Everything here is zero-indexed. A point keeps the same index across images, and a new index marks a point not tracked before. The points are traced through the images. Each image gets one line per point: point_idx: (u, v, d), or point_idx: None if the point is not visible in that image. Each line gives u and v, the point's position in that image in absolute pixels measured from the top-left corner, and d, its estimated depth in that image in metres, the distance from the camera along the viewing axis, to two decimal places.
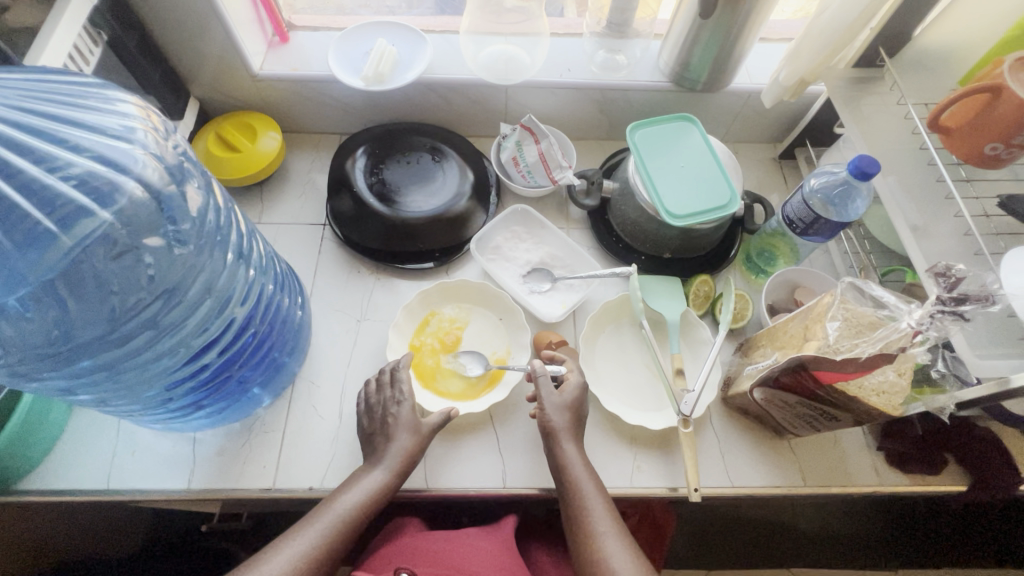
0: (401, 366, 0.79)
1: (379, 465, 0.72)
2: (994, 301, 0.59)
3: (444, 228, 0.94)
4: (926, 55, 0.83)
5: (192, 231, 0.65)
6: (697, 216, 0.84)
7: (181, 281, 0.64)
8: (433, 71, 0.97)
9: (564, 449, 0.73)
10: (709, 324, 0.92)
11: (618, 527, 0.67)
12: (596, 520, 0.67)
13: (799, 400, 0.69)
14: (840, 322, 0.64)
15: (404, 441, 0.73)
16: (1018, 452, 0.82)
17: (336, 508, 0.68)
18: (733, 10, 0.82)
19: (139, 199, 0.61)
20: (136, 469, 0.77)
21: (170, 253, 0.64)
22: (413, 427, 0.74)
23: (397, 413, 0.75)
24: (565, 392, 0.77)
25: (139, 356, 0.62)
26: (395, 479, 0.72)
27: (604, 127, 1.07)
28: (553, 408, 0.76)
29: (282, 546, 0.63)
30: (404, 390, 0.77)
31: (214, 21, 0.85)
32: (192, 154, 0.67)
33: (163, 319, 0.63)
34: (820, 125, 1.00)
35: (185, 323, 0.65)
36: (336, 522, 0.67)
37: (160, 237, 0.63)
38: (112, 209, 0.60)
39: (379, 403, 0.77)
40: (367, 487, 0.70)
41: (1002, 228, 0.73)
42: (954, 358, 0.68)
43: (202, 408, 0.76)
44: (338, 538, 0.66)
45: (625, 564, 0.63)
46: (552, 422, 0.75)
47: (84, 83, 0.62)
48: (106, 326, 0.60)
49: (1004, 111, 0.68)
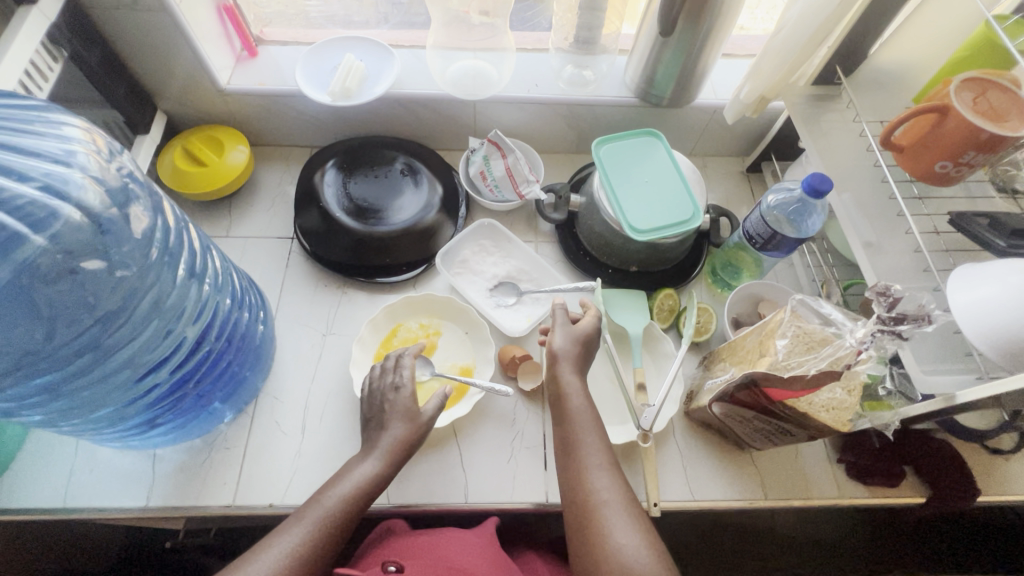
0: (406, 353, 0.81)
1: (372, 455, 0.72)
2: (931, 321, 0.59)
3: (412, 241, 0.95)
4: (881, 73, 0.85)
5: (134, 253, 0.64)
6: (660, 230, 0.85)
7: (125, 303, 0.64)
8: (401, 86, 0.97)
9: (563, 378, 0.74)
10: (674, 337, 0.93)
11: (606, 460, 0.67)
12: (587, 457, 0.67)
13: (755, 414, 0.69)
14: (788, 339, 0.64)
15: (397, 429, 0.73)
16: (975, 463, 0.83)
17: (327, 501, 0.67)
18: (693, 28, 0.83)
19: (77, 223, 0.60)
20: (93, 487, 0.76)
21: (111, 276, 0.63)
22: (410, 415, 0.74)
23: (394, 400, 0.76)
24: (575, 328, 0.77)
25: (81, 378, 0.62)
26: (388, 469, 0.71)
27: (574, 140, 1.08)
28: (567, 337, 0.76)
29: (269, 546, 0.62)
30: (405, 375, 0.78)
31: (180, 36, 0.85)
32: (139, 175, 0.66)
33: (105, 341, 0.63)
34: (783, 139, 1.01)
35: (131, 344, 0.65)
36: (321, 518, 0.65)
37: (100, 260, 0.62)
38: (47, 234, 0.59)
39: (378, 392, 0.78)
40: (361, 476, 0.69)
41: (951, 244, 0.74)
42: (903, 376, 0.70)
43: (157, 426, 0.75)
44: (325, 534, 0.64)
45: (614, 496, 0.64)
46: (558, 348, 0.76)
47: (28, 106, 0.62)
48: (42, 350, 0.59)
49: (953, 130, 0.69)
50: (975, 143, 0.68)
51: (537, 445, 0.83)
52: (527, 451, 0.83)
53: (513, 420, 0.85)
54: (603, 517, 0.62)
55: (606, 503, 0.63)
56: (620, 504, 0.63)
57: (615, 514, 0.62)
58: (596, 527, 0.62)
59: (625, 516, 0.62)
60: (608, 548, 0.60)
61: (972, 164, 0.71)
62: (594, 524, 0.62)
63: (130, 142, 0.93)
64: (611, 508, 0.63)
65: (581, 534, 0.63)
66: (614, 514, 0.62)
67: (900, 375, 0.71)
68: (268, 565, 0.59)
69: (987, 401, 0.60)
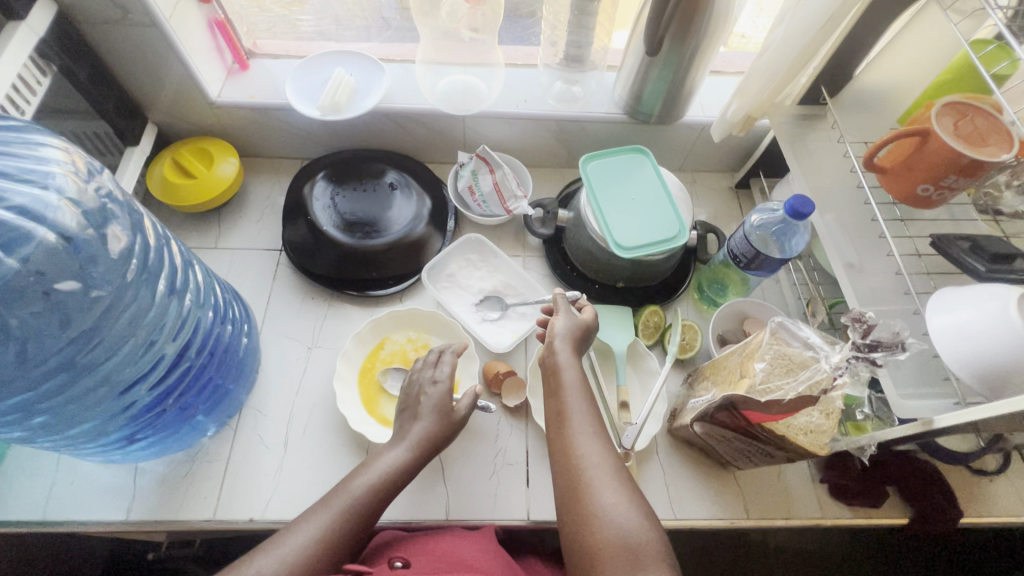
0: (448, 349, 0.82)
1: (402, 442, 0.73)
2: (904, 348, 0.60)
3: (401, 255, 0.95)
4: (866, 95, 0.85)
5: (110, 273, 0.64)
6: (645, 248, 0.84)
7: (101, 322, 0.64)
8: (391, 100, 0.98)
9: (559, 353, 0.74)
10: (659, 353, 0.93)
11: (593, 426, 0.68)
12: (575, 424, 0.68)
13: (735, 435, 0.69)
14: (766, 363, 0.64)
15: (429, 423, 0.74)
16: (959, 485, 0.83)
17: (350, 488, 0.67)
18: (680, 48, 0.84)
19: (51, 245, 0.59)
20: (74, 500, 0.76)
21: (86, 295, 0.62)
22: (444, 411, 0.75)
23: (430, 393, 0.77)
24: (577, 318, 0.78)
25: (56, 397, 0.62)
26: (416, 459, 0.71)
27: (563, 155, 1.09)
28: (567, 324, 0.77)
29: (289, 533, 0.62)
30: (444, 371, 0.79)
31: (169, 50, 0.86)
32: (117, 195, 0.66)
33: (82, 359, 0.63)
34: (770, 157, 1.02)
35: (109, 361, 0.65)
36: (343, 507, 0.65)
37: (75, 281, 0.61)
38: (19, 255, 0.57)
39: (416, 382, 0.79)
40: (387, 464, 0.70)
41: (932, 267, 0.74)
42: (881, 401, 0.74)
43: (135, 442, 0.75)
44: (347, 522, 0.64)
45: (601, 461, 0.65)
46: (558, 329, 0.77)
47: (7, 126, 0.61)
48: (17, 371, 0.58)
49: (934, 154, 0.69)
50: (956, 167, 0.68)
51: (519, 461, 0.83)
52: (509, 468, 0.83)
53: (496, 436, 0.85)
54: (591, 480, 0.63)
55: (593, 466, 0.64)
56: (605, 468, 0.64)
57: (601, 477, 0.63)
58: (584, 491, 0.62)
59: (610, 479, 0.63)
60: (597, 509, 0.60)
61: (954, 187, 0.70)
62: (582, 487, 0.63)
63: (119, 153, 0.93)
64: (597, 473, 0.63)
65: (569, 499, 0.64)
66: (601, 475, 0.63)
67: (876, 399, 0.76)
68: (291, 549, 0.60)
69: (965, 427, 0.60)
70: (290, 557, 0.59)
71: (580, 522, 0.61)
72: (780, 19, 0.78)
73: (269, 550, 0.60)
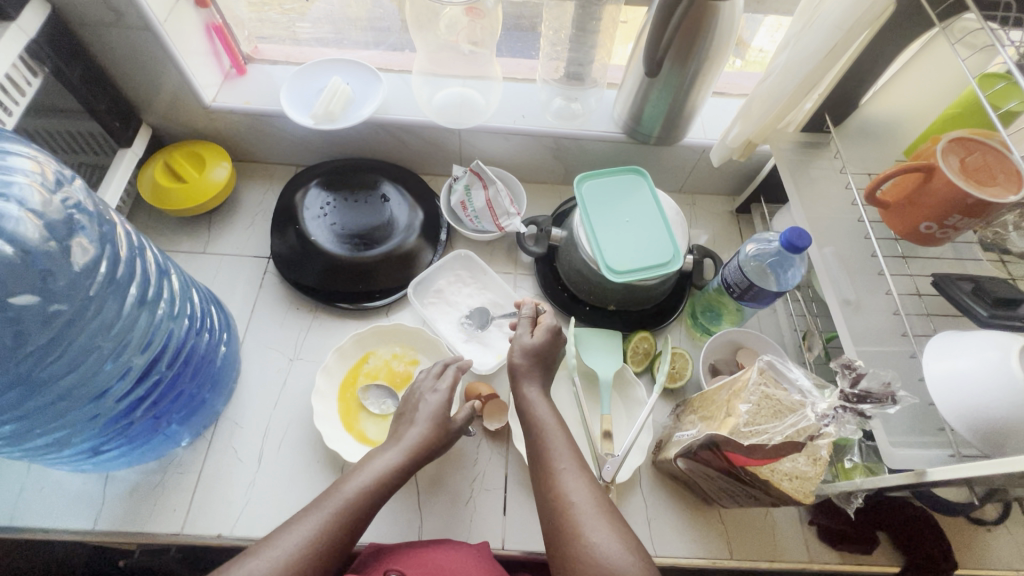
0: (453, 363, 0.80)
1: (396, 446, 0.71)
2: (895, 402, 0.58)
3: (390, 268, 0.94)
4: (870, 126, 0.83)
5: (68, 286, 0.63)
6: (637, 273, 0.81)
7: (61, 335, 0.63)
8: (387, 110, 0.97)
9: (528, 391, 0.74)
10: (647, 381, 0.91)
11: (578, 466, 0.66)
12: (560, 463, 0.66)
13: (719, 475, 0.66)
14: (751, 404, 0.62)
15: (424, 428, 0.72)
16: (954, 536, 0.79)
17: (343, 492, 0.64)
18: (681, 69, 0.81)
19: (9, 258, 0.59)
20: (43, 506, 0.75)
21: (45, 310, 0.62)
22: (441, 419, 0.74)
23: (428, 402, 0.75)
24: (537, 332, 0.78)
25: (12, 412, 0.60)
26: (410, 463, 0.70)
27: (560, 172, 1.07)
28: (523, 349, 0.76)
29: (280, 536, 0.59)
30: (443, 382, 0.78)
31: (164, 54, 0.85)
32: (87, 205, 0.65)
33: (37, 374, 0.61)
34: (772, 183, 0.99)
35: (68, 375, 0.64)
36: (337, 510, 0.62)
37: (34, 294, 0.61)
38: None
39: (416, 392, 0.78)
40: (383, 465, 0.68)
41: (933, 308, 0.72)
42: (871, 448, 0.72)
43: (100, 454, 0.73)
44: (342, 523, 0.61)
45: (585, 498, 0.62)
46: (516, 364, 0.76)
47: None
48: None
49: (939, 192, 0.66)
50: (960, 207, 0.65)
51: (497, 487, 0.81)
52: (487, 493, 0.81)
53: (476, 460, 0.83)
54: (575, 520, 0.60)
55: (576, 505, 0.62)
56: (590, 505, 0.61)
57: (587, 515, 0.60)
58: (569, 530, 0.60)
59: (598, 516, 0.60)
60: (582, 546, 0.58)
61: (959, 226, 0.67)
62: (571, 526, 0.60)
63: (112, 154, 0.92)
64: (583, 510, 0.61)
65: (559, 540, 0.61)
66: (586, 514, 0.61)
67: (866, 447, 0.74)
68: (285, 552, 0.57)
69: (959, 482, 0.57)
70: (284, 559, 0.56)
71: (565, 563, 0.59)
72: (784, 45, 0.75)
73: (260, 553, 0.57)
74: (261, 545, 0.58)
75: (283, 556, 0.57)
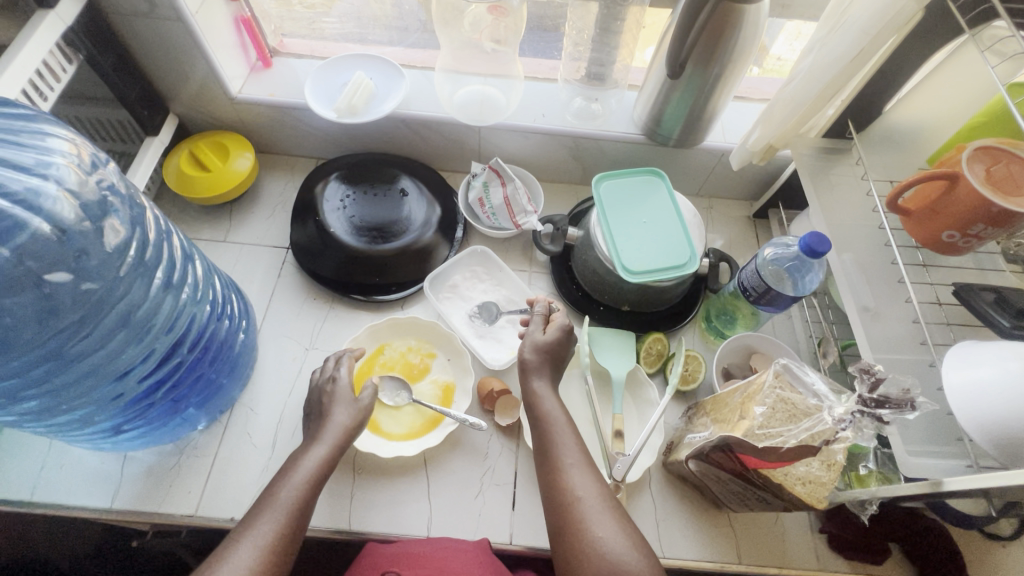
0: (343, 357, 0.82)
1: (318, 440, 0.72)
2: (914, 407, 0.57)
3: (406, 262, 0.94)
4: (894, 133, 0.82)
5: (101, 265, 0.64)
6: (653, 274, 0.81)
7: (90, 314, 0.64)
8: (408, 105, 0.98)
9: (536, 386, 0.74)
10: (660, 382, 0.91)
11: (584, 461, 0.67)
12: (565, 457, 0.67)
13: (730, 478, 0.66)
14: (766, 407, 0.61)
15: (341, 415, 0.74)
16: (968, 552, 0.78)
17: (281, 498, 0.64)
18: (704, 71, 0.81)
19: (45, 236, 0.59)
20: (63, 483, 0.77)
21: (77, 288, 0.62)
22: (350, 402, 0.76)
23: (334, 388, 0.77)
24: (549, 329, 0.78)
25: (40, 386, 0.62)
26: (336, 450, 0.71)
27: (578, 172, 1.07)
28: (535, 345, 0.77)
29: (234, 546, 0.59)
30: (340, 366, 0.80)
31: (193, 45, 0.87)
32: (119, 188, 0.66)
33: (67, 350, 0.63)
34: (791, 188, 0.99)
35: (95, 353, 0.65)
36: (284, 513, 0.63)
37: (67, 272, 0.61)
38: (12, 246, 0.57)
39: (317, 387, 0.79)
40: (313, 461, 0.69)
41: (953, 317, 0.71)
42: (886, 456, 0.72)
43: (122, 433, 0.75)
44: (291, 525, 0.62)
45: (591, 493, 0.63)
46: (529, 359, 0.76)
47: (17, 116, 0.61)
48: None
49: (962, 201, 0.65)
50: (985, 216, 0.64)
51: (507, 482, 0.82)
52: (497, 488, 0.81)
53: (485, 454, 0.83)
54: (582, 514, 0.61)
55: (583, 500, 0.62)
56: (597, 502, 0.62)
57: (592, 510, 0.61)
58: (574, 524, 0.61)
59: (603, 511, 0.61)
60: (588, 543, 0.58)
61: (983, 236, 0.66)
62: (575, 520, 0.61)
63: (139, 142, 0.94)
64: (588, 505, 0.61)
65: (563, 532, 0.61)
66: (592, 509, 0.61)
67: (882, 454, 0.72)
68: (242, 563, 0.57)
69: (975, 492, 0.56)
70: (246, 566, 0.57)
71: (569, 558, 0.59)
72: (808, 50, 0.75)
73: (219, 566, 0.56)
74: (216, 558, 0.58)
75: (244, 563, 0.57)
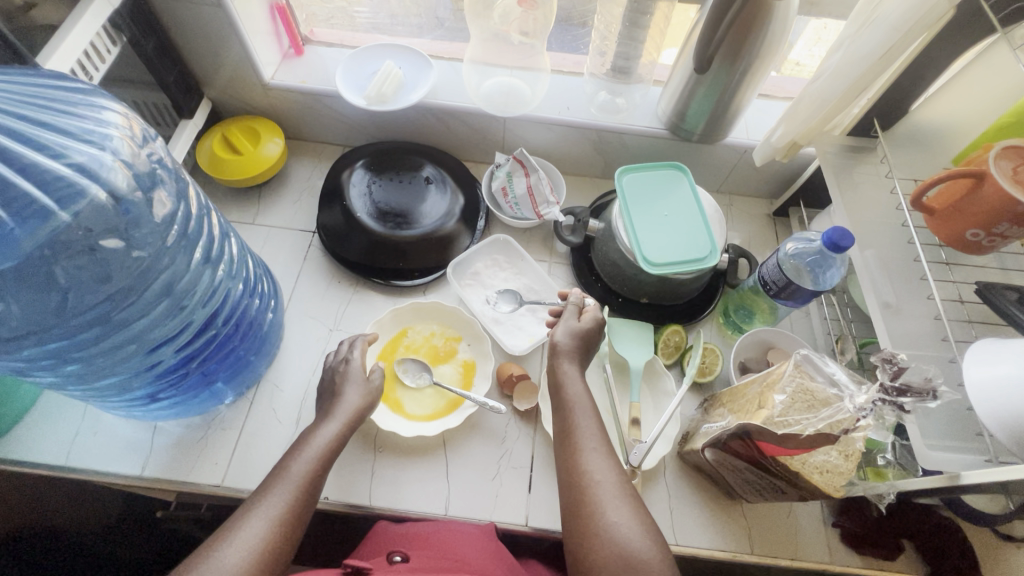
0: (365, 338, 0.83)
1: (331, 418, 0.74)
2: (935, 396, 0.57)
3: (427, 249, 0.96)
4: (920, 131, 0.82)
5: (150, 235, 0.67)
6: (673, 265, 0.82)
7: (136, 283, 0.66)
8: (436, 95, 1.00)
9: (558, 371, 0.76)
10: (676, 374, 0.92)
11: (601, 443, 0.68)
12: (584, 440, 0.68)
13: (746, 466, 0.67)
14: (786, 396, 0.62)
15: (353, 396, 0.76)
16: (982, 552, 0.78)
17: (292, 472, 0.66)
18: (730, 67, 0.82)
19: (100, 203, 0.63)
20: (96, 450, 0.79)
21: (127, 255, 0.66)
22: (362, 383, 0.78)
23: (348, 368, 0.79)
24: (585, 318, 0.80)
25: (89, 348, 0.64)
26: (348, 429, 0.73)
27: (600, 165, 1.09)
28: (570, 331, 0.78)
29: (247, 515, 0.61)
30: (359, 347, 0.82)
31: (230, 30, 0.89)
32: (167, 162, 0.69)
33: (115, 316, 0.65)
34: (814, 186, 0.99)
35: (139, 321, 0.67)
36: (295, 486, 0.65)
37: (118, 239, 0.65)
38: (71, 211, 0.61)
39: (330, 367, 0.81)
40: (325, 438, 0.71)
41: (975, 316, 0.72)
42: (905, 448, 0.73)
43: (158, 401, 0.77)
44: (300, 499, 0.64)
45: (608, 476, 0.64)
46: (557, 343, 0.77)
47: (75, 89, 0.64)
48: (54, 319, 0.61)
49: (987, 200, 0.65)
50: (1010, 215, 0.64)
51: (524, 466, 0.83)
52: (513, 471, 0.83)
53: (503, 438, 0.85)
54: (597, 497, 0.62)
55: (601, 483, 0.63)
56: (613, 485, 0.63)
57: (608, 493, 0.62)
58: (589, 506, 0.62)
59: (618, 497, 0.62)
60: (599, 523, 0.60)
61: (1007, 235, 0.67)
62: (587, 501, 0.62)
63: (174, 125, 0.97)
64: (605, 487, 0.63)
65: (576, 517, 0.62)
66: (606, 490, 0.62)
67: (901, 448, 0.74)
68: (255, 533, 0.59)
69: (991, 486, 0.57)
70: (259, 536, 0.59)
71: (580, 538, 0.61)
72: (836, 46, 0.75)
73: (227, 537, 0.58)
74: (227, 529, 0.59)
75: (257, 533, 0.59)
